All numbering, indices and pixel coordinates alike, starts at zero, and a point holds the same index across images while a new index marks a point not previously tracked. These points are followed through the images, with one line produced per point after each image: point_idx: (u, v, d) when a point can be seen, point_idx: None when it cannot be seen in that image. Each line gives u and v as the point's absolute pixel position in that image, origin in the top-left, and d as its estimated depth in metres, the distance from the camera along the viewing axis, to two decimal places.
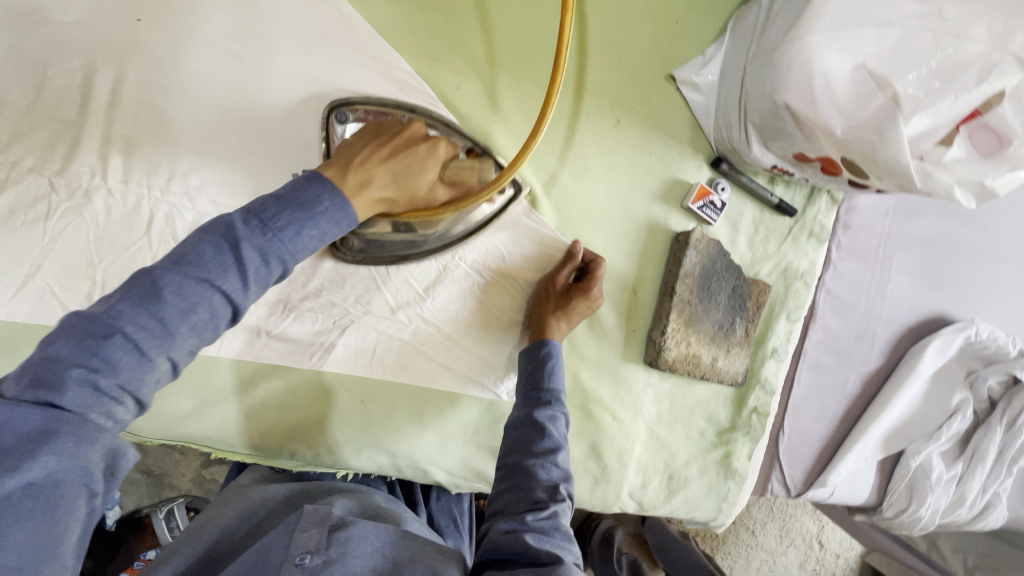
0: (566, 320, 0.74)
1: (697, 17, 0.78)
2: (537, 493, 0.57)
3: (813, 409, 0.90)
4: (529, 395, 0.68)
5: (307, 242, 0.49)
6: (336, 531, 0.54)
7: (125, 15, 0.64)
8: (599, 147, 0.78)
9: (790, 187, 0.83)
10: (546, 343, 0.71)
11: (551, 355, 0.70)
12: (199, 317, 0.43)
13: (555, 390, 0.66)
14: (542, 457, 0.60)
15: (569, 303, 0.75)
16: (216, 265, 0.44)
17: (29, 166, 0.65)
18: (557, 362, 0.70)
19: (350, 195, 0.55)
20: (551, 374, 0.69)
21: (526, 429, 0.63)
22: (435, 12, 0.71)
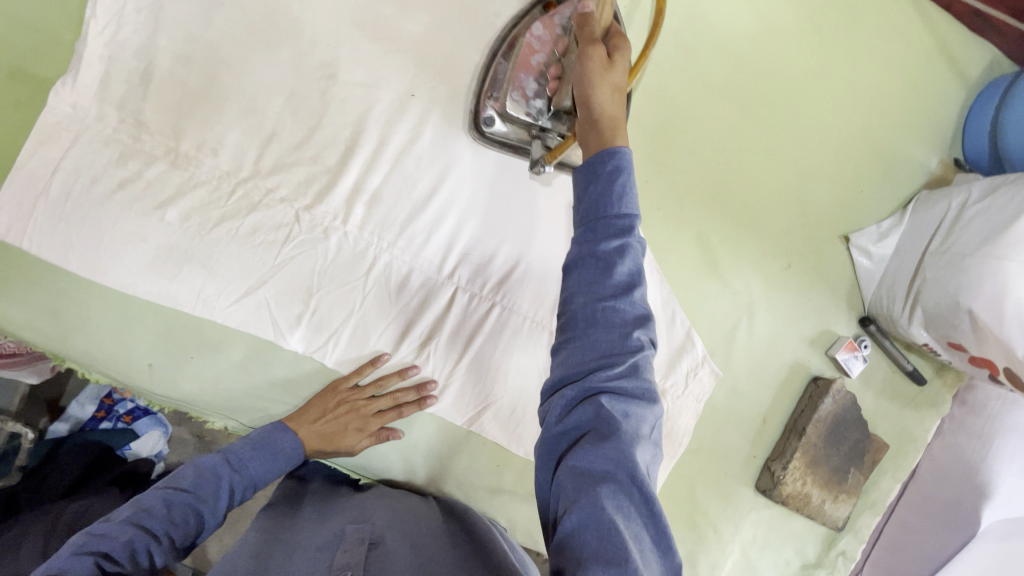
0: (617, 70, 0.55)
1: (878, 191, 0.85)
2: (625, 337, 0.46)
3: (893, 564, 0.95)
4: (592, 223, 0.48)
5: (175, 500, 0.64)
6: (373, 550, 0.62)
7: (402, 88, 0.72)
8: (767, 285, 0.84)
9: (923, 358, 0.89)
10: (613, 150, 0.49)
11: (620, 170, 0.49)
12: (170, 499, 0.64)
13: (632, 216, 0.47)
14: (617, 298, 0.47)
15: (609, 57, 0.55)
16: (195, 484, 0.66)
17: (285, 197, 0.73)
18: (630, 181, 0.49)
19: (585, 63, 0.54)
20: (615, 199, 0.48)
21: (591, 267, 0.47)
22: (658, 140, 0.78)
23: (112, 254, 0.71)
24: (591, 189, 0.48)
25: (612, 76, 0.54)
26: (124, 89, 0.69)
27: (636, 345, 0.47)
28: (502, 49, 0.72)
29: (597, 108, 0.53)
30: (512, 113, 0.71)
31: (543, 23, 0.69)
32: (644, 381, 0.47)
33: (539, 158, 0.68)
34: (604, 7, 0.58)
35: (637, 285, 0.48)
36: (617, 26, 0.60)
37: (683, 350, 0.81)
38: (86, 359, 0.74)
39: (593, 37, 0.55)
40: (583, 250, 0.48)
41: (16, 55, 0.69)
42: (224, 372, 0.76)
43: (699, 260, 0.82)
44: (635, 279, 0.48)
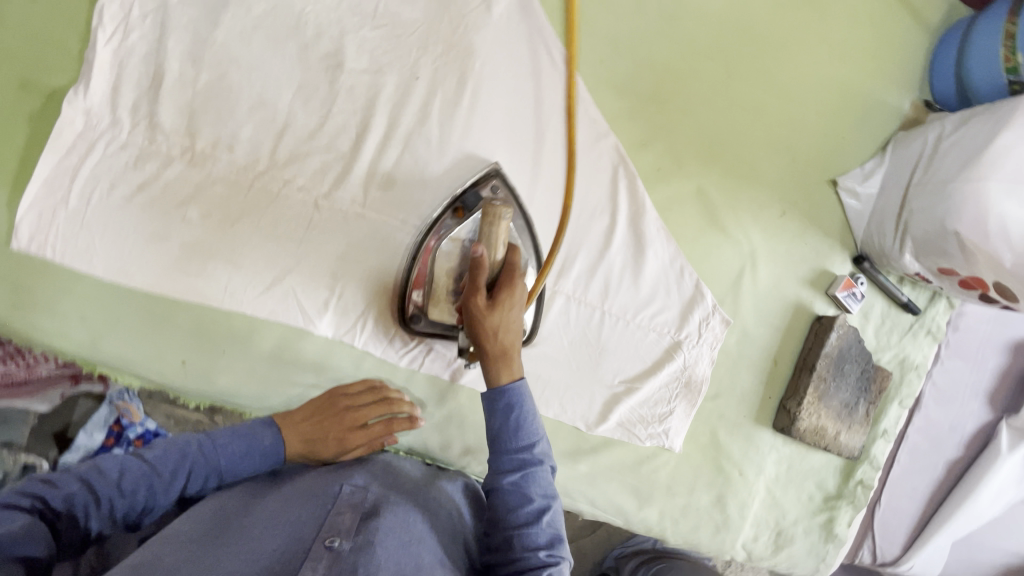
0: (504, 309, 0.64)
1: (859, 135, 0.90)
2: (533, 544, 0.58)
3: (907, 488, 1.00)
4: (496, 456, 0.61)
5: (134, 468, 0.62)
6: (369, 519, 0.59)
7: (405, 72, 0.75)
8: (765, 232, 0.88)
9: (915, 289, 0.94)
10: (505, 389, 0.61)
11: (514, 406, 0.61)
12: (132, 467, 0.62)
13: (529, 450, 0.61)
14: (528, 512, 0.59)
15: (494, 300, 0.64)
16: (166, 458, 0.64)
17: (302, 186, 0.75)
18: (527, 412, 0.61)
19: (480, 318, 0.63)
20: (517, 433, 0.60)
21: (516, 492, 0.60)
22: (651, 102, 0.83)
23: (138, 256, 0.73)
24: (495, 425, 0.61)
25: (497, 315, 0.63)
26: (136, 94, 0.71)
27: (547, 543, 0.59)
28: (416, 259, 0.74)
29: (492, 337, 0.63)
30: (434, 318, 0.76)
31: (455, 229, 0.74)
32: (563, 551, 0.59)
33: (464, 348, 0.70)
34: (496, 248, 0.70)
35: (548, 508, 0.60)
36: (515, 255, 0.70)
37: (693, 303, 0.86)
38: (117, 361, 0.74)
39: (478, 283, 0.66)
40: (495, 477, 0.61)
41: (26, 68, 0.70)
42: (257, 363, 0.77)
43: (699, 214, 0.86)
44: (544, 506, 0.60)
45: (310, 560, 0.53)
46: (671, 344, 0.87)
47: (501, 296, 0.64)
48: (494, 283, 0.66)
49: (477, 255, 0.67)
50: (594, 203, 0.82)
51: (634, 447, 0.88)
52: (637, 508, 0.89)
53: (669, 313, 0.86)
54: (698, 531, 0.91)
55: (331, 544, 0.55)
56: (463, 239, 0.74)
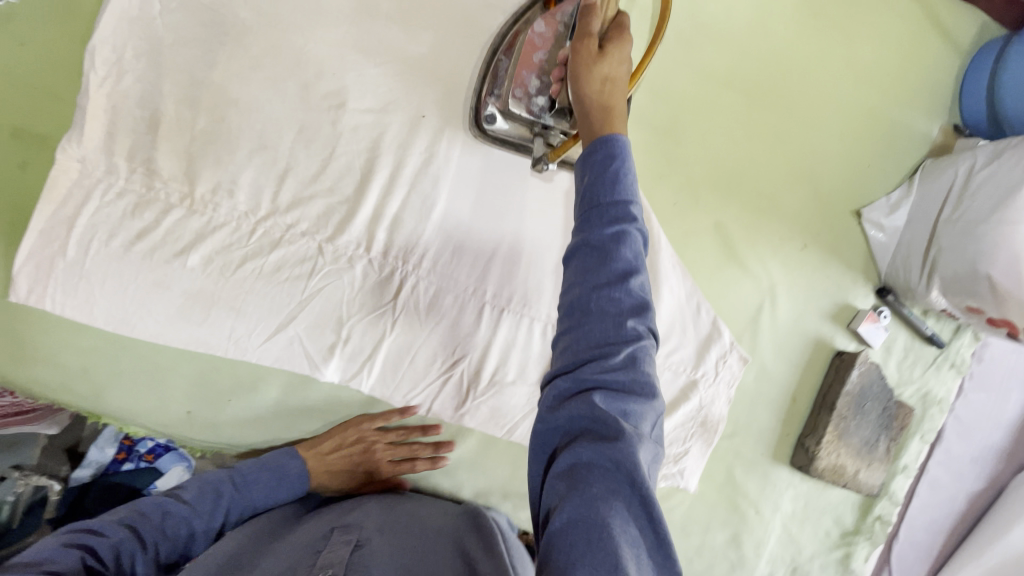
0: (614, 57, 0.53)
1: (885, 163, 0.86)
2: (622, 325, 0.43)
3: (926, 521, 0.98)
4: (588, 212, 0.46)
5: (174, 518, 0.62)
6: (359, 548, 0.59)
7: (411, 109, 0.72)
8: (785, 266, 0.85)
9: (939, 321, 0.91)
10: (607, 140, 0.48)
11: (614, 157, 0.47)
12: (175, 513, 0.63)
13: (628, 198, 0.45)
14: (613, 287, 0.44)
15: (602, 48, 0.54)
16: (205, 504, 0.66)
17: (305, 231, 0.73)
18: (627, 166, 0.47)
19: (587, 64, 0.52)
20: (612, 182, 0.46)
21: (589, 254, 0.45)
22: (668, 134, 0.79)
23: (139, 306, 0.71)
24: (585, 175, 0.47)
25: (606, 64, 0.53)
26: (132, 139, 0.68)
27: (633, 334, 0.43)
28: (503, 46, 0.70)
29: (595, 97, 0.52)
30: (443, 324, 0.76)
31: (547, 19, 0.65)
32: (647, 372, 0.44)
33: (542, 155, 0.67)
34: (610, 5, 0.57)
35: (638, 275, 0.45)
36: (627, 15, 0.56)
37: (711, 341, 0.84)
38: (123, 413, 0.73)
39: (589, 28, 0.55)
40: (585, 236, 0.46)
41: (15, 115, 0.67)
42: (264, 411, 0.76)
43: (717, 250, 0.83)
44: (632, 272, 0.44)
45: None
46: (688, 383, 0.84)
47: (609, 32, 0.55)
48: (603, 27, 0.55)
49: (586, 2, 0.56)
50: None
51: None
52: None
53: (685, 352, 0.84)
54: (713, 570, 0.89)
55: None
56: (561, 17, 0.65)
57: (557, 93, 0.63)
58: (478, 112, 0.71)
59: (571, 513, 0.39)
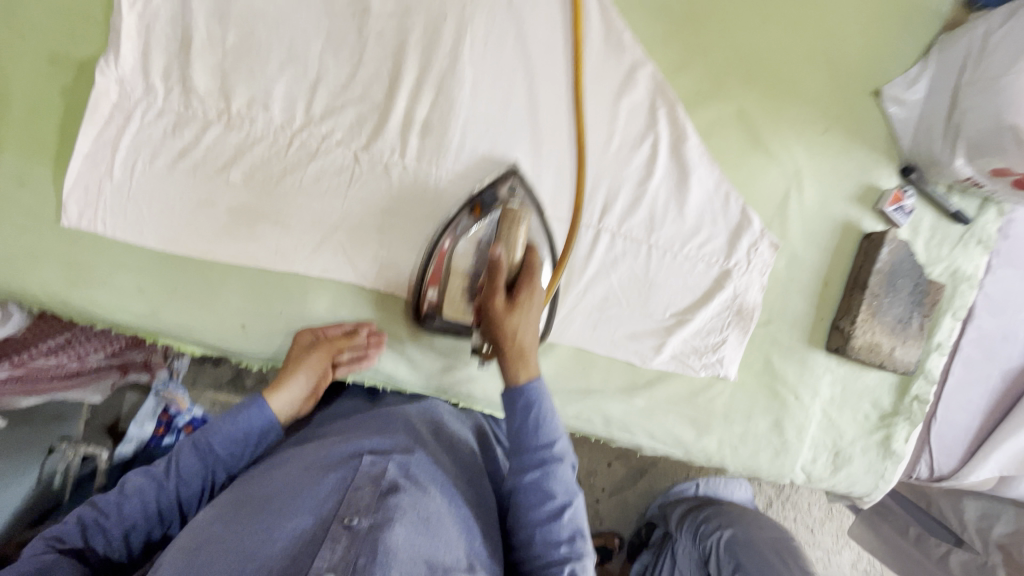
0: (523, 308, 0.67)
1: (901, 40, 0.87)
2: (557, 555, 0.63)
3: (961, 401, 0.99)
4: (518, 451, 0.67)
5: (145, 484, 0.67)
6: (388, 495, 0.61)
7: (434, 11, 0.73)
8: (809, 151, 0.86)
9: (964, 198, 0.92)
10: (523, 386, 0.67)
11: (532, 404, 0.67)
12: (140, 481, 0.66)
13: (547, 447, 0.66)
14: (551, 523, 0.64)
15: (513, 299, 0.67)
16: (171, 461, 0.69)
17: (340, 140, 0.75)
18: (544, 411, 0.66)
19: (501, 308, 0.67)
20: (535, 433, 0.66)
21: (533, 493, 0.65)
22: (685, 22, 0.80)
23: (188, 223, 0.73)
24: (515, 423, 0.67)
25: (516, 317, 0.67)
26: (167, 58, 0.70)
27: (570, 553, 0.63)
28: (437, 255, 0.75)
29: (511, 338, 0.67)
30: (447, 317, 0.77)
31: (473, 223, 0.75)
32: (582, 546, 0.64)
33: (479, 348, 0.73)
34: (513, 249, 0.69)
35: (569, 508, 0.65)
36: (534, 257, 0.70)
37: (741, 228, 0.85)
38: (178, 331, 0.75)
39: (499, 283, 0.67)
40: (518, 480, 0.67)
41: (54, 42, 0.69)
42: (315, 322, 0.79)
43: (742, 136, 0.84)
44: (566, 505, 0.65)
45: (329, 540, 0.55)
46: (720, 273, 0.86)
47: (523, 302, 0.67)
48: (515, 276, 0.69)
49: (494, 255, 0.68)
50: (633, 134, 0.81)
51: (689, 378, 0.88)
52: (695, 437, 0.89)
53: (716, 242, 0.85)
54: (758, 457, 0.92)
55: (350, 524, 0.57)
56: (480, 240, 0.74)
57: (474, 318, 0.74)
58: (417, 311, 0.78)
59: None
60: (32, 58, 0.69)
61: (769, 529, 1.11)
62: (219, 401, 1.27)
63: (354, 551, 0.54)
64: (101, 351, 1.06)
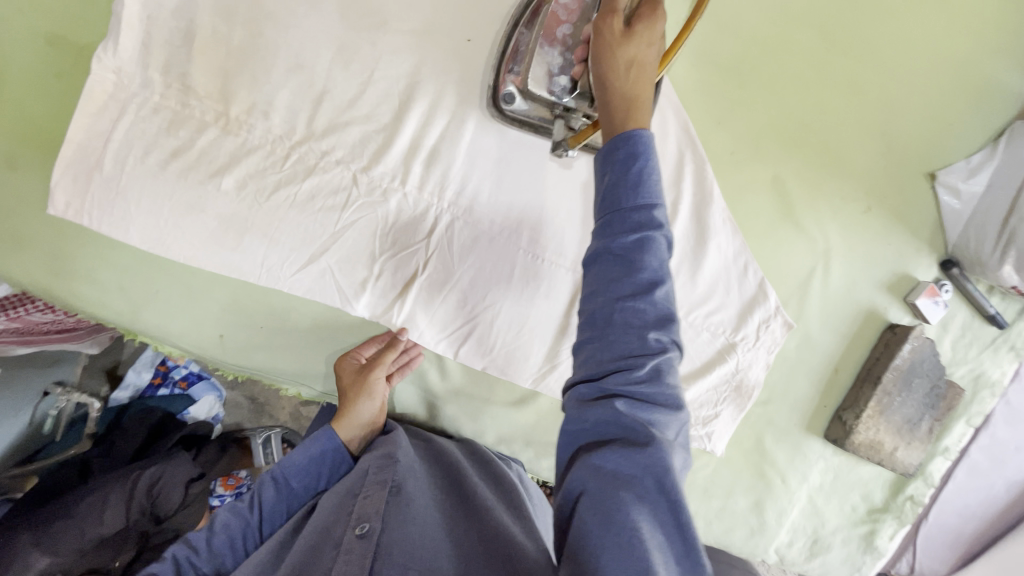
0: (640, 39, 0.48)
1: (971, 122, 0.78)
2: (646, 343, 0.43)
3: (957, 505, 0.94)
4: (592, 317, 0.45)
5: (236, 517, 0.69)
6: (394, 495, 0.65)
7: (457, 33, 0.67)
8: (845, 230, 0.79)
9: (1004, 300, 0.85)
10: (629, 134, 0.45)
11: (638, 155, 0.44)
12: (230, 514, 0.69)
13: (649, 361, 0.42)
14: (638, 299, 0.43)
15: (632, 27, 0.49)
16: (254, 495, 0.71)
17: (340, 159, 0.70)
18: (651, 166, 0.44)
19: (612, 45, 0.49)
20: (633, 190, 0.44)
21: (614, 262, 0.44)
22: (731, 75, 0.72)
23: (173, 227, 0.70)
24: (606, 180, 0.45)
25: (633, 46, 0.48)
26: (167, 51, 0.66)
27: (658, 345, 0.43)
28: (523, 20, 0.64)
29: (616, 87, 0.48)
30: (531, 102, 0.66)
31: None
32: (672, 383, 0.44)
33: (562, 138, 0.65)
34: None
35: (663, 284, 0.44)
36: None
37: (755, 303, 0.80)
38: (157, 333, 0.75)
39: (617, 6, 0.50)
40: (606, 243, 0.44)
41: (51, 19, 0.65)
42: (296, 339, 0.78)
43: (774, 206, 0.77)
44: (659, 279, 0.44)
45: (343, 551, 0.57)
46: (725, 346, 0.81)
47: (641, 13, 0.49)
48: (634, 5, 0.50)
49: None
50: (655, 189, 0.74)
51: None
52: None
53: (725, 314, 0.80)
54: (732, 533, 0.89)
55: (362, 532, 0.59)
56: (552, 60, 0.61)
57: (579, 78, 0.60)
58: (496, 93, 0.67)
59: (592, 509, 0.41)
60: (27, 33, 0.65)
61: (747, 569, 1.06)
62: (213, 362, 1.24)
63: (369, 553, 0.56)
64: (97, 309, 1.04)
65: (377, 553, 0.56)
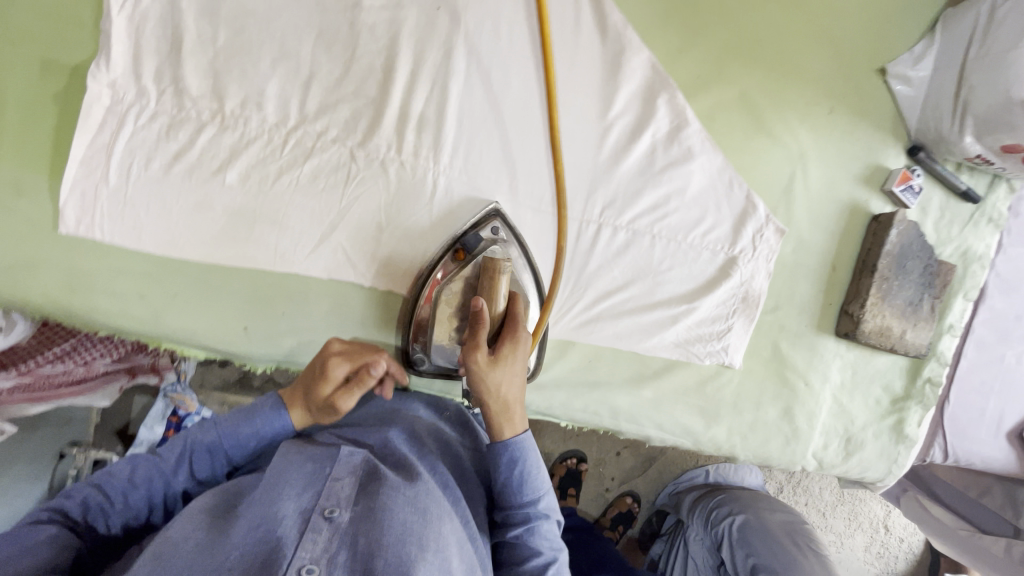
0: (505, 365, 0.67)
1: (905, 17, 0.84)
2: (537, 547, 0.65)
3: (974, 382, 0.98)
4: (501, 489, 0.66)
5: (134, 472, 0.63)
6: (368, 484, 0.59)
7: (426, 2, 0.72)
8: (814, 132, 0.84)
9: (973, 176, 0.90)
10: (508, 441, 0.65)
11: (517, 458, 0.65)
12: (144, 463, 0.64)
13: (529, 509, 0.65)
14: (527, 502, 0.65)
15: (497, 353, 0.67)
16: (171, 451, 0.65)
17: (335, 138, 0.74)
18: (531, 464, 0.65)
19: (484, 376, 0.65)
20: (520, 488, 0.65)
21: (518, 520, 0.66)
22: (682, 4, 0.78)
23: (185, 227, 0.72)
24: (500, 475, 0.66)
25: (499, 371, 0.66)
26: (158, 60, 0.69)
27: (541, 512, 0.65)
28: (422, 298, 0.75)
29: (494, 393, 0.66)
30: (440, 348, 0.77)
31: (449, 269, 0.75)
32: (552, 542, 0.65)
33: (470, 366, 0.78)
34: (495, 301, 0.72)
35: (545, 520, 0.66)
36: (517, 318, 0.71)
37: (746, 214, 0.84)
38: (183, 335, 0.75)
39: (478, 340, 0.67)
40: (504, 476, 0.65)
41: (42, 47, 0.68)
42: (315, 323, 0.78)
43: (744, 121, 0.82)
44: (545, 517, 0.65)
45: (309, 531, 0.52)
46: (725, 260, 0.85)
47: (506, 349, 0.68)
48: (495, 333, 0.69)
49: (475, 308, 0.69)
50: (630, 122, 0.79)
51: (695, 369, 0.87)
52: (706, 429, 0.88)
53: (719, 231, 0.84)
54: (768, 445, 0.91)
55: (331, 516, 0.54)
56: (467, 277, 0.76)
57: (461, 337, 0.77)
58: (408, 358, 0.79)
59: None
60: (21, 63, 0.68)
61: (781, 512, 1.10)
62: (230, 400, 1.22)
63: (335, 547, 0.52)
64: (109, 356, 1.02)
65: (349, 543, 0.52)
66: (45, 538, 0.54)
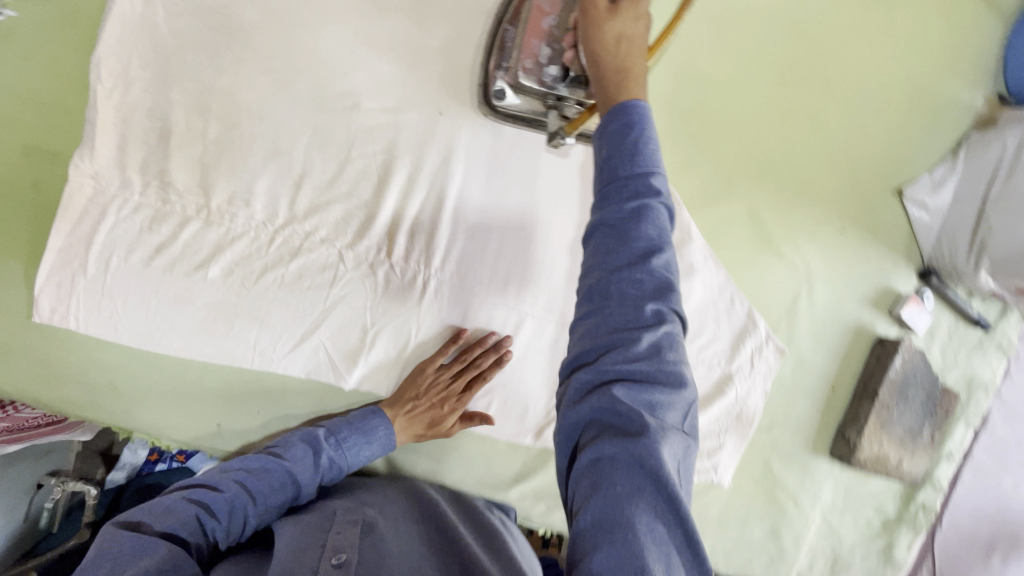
0: (627, 14, 0.44)
1: (928, 139, 0.81)
2: None
3: (968, 507, 0.95)
4: (607, 189, 0.40)
5: (254, 485, 0.63)
6: (367, 534, 0.60)
7: (428, 107, 0.69)
8: (823, 252, 0.81)
9: (985, 302, 0.87)
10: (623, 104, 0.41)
11: (633, 125, 0.40)
12: (255, 473, 0.64)
13: (660, 340, 0.37)
14: (634, 268, 0.38)
15: (618, 2, 0.45)
16: (302, 455, 0.68)
17: (325, 238, 0.71)
18: (647, 134, 0.40)
19: (601, 21, 0.44)
20: (614, 253, 0.39)
21: (608, 234, 0.39)
22: (695, 118, 0.75)
23: (163, 323, 0.70)
24: (602, 150, 0.40)
25: (619, 23, 0.44)
26: (145, 151, 0.67)
27: (653, 316, 0.38)
28: (507, 17, 0.65)
29: (610, 50, 0.44)
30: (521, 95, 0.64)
31: None
32: (674, 359, 0.38)
33: (557, 128, 0.57)
34: None
35: (661, 253, 0.39)
36: None
37: (746, 332, 0.81)
38: (154, 428, 0.73)
39: None
40: (601, 215, 0.40)
41: (24, 132, 0.65)
42: (292, 420, 0.76)
43: (751, 237, 0.79)
44: (660, 344, 0.38)
45: (320, 572, 0.51)
46: (723, 377, 0.82)
47: None
48: None
49: None
50: None
51: None
52: None
53: (717, 347, 0.81)
54: (753, 563, 0.88)
55: (338, 561, 0.53)
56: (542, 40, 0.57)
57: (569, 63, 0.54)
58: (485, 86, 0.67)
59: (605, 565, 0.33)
60: (1, 146, 0.65)
61: None
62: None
63: None
64: None
65: None
66: (172, 562, 0.51)
